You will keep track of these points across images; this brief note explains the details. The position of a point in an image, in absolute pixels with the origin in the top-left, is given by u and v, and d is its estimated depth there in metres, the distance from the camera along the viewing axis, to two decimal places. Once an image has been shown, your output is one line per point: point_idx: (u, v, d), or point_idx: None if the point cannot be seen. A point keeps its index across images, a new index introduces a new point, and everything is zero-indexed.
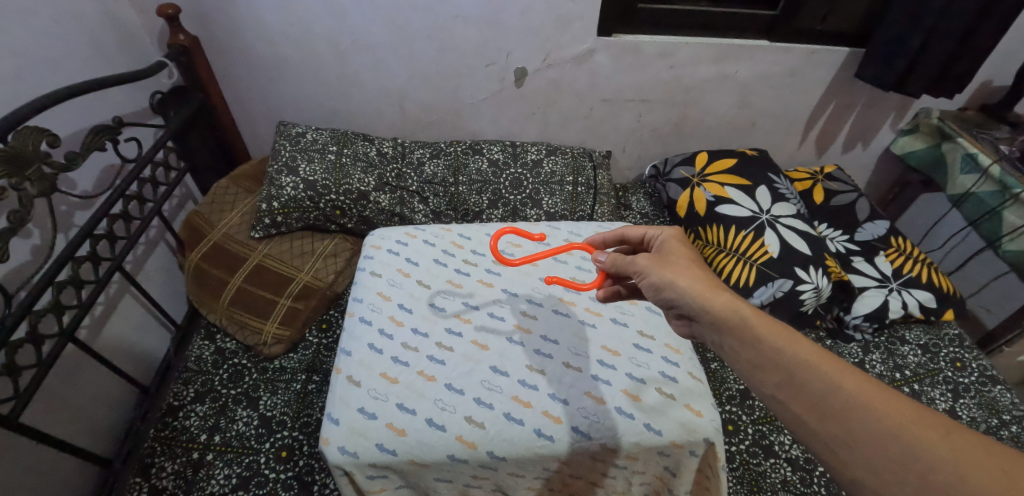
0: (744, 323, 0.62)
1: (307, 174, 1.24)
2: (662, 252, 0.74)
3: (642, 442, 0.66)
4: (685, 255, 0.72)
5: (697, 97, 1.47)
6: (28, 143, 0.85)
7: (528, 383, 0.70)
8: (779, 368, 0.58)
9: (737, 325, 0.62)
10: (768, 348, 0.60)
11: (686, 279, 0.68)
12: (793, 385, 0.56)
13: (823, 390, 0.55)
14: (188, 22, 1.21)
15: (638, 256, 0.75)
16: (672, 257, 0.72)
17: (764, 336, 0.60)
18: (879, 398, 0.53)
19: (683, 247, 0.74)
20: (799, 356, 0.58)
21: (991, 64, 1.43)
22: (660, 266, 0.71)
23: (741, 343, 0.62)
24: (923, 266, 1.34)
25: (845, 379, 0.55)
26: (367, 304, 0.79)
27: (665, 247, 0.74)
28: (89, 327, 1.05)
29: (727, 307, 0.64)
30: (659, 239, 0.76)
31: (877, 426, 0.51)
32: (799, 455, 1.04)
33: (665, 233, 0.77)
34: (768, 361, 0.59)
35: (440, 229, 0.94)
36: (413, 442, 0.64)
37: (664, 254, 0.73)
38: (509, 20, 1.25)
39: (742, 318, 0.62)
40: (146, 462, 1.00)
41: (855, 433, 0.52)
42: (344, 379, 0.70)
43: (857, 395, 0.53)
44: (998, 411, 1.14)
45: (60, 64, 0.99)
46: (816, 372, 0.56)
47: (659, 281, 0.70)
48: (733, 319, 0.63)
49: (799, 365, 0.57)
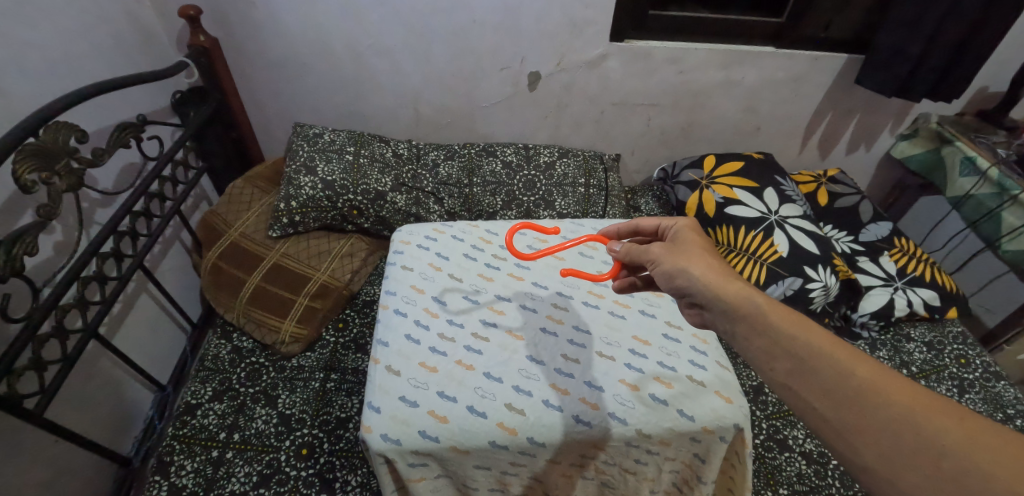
0: (757, 311, 0.61)
1: (325, 174, 1.26)
2: (676, 241, 0.75)
3: (675, 428, 0.68)
4: (699, 244, 0.73)
5: (705, 102, 1.51)
6: (58, 138, 0.86)
7: (564, 371, 0.72)
8: (792, 356, 0.57)
9: (748, 313, 0.62)
10: (780, 336, 0.59)
11: (699, 267, 0.69)
12: (806, 372, 0.55)
13: (834, 378, 0.54)
14: (210, 23, 1.22)
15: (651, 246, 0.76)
16: (684, 246, 0.73)
17: (776, 323, 0.60)
18: (894, 386, 0.52)
19: (697, 236, 0.75)
20: (809, 342, 0.57)
21: (987, 71, 1.49)
22: (672, 255, 0.72)
23: (754, 331, 0.61)
24: (926, 265, 1.38)
25: (857, 367, 0.54)
26: (401, 296, 0.80)
27: (678, 236, 0.75)
28: (108, 324, 1.05)
29: (739, 294, 0.64)
30: (673, 228, 0.77)
31: (890, 413, 0.51)
32: (813, 449, 1.06)
33: (679, 223, 0.78)
34: (781, 348, 0.58)
35: (467, 226, 0.96)
36: (455, 429, 0.65)
37: (677, 243, 0.74)
38: (525, 25, 1.28)
39: (755, 306, 0.62)
40: (165, 460, 1.00)
41: (868, 422, 0.51)
42: (382, 369, 0.70)
43: (871, 383, 0.53)
44: (1002, 406, 1.17)
45: (85, 63, 1.00)
46: (828, 359, 0.55)
47: (674, 269, 0.70)
48: (745, 307, 0.63)
49: (812, 353, 0.56)
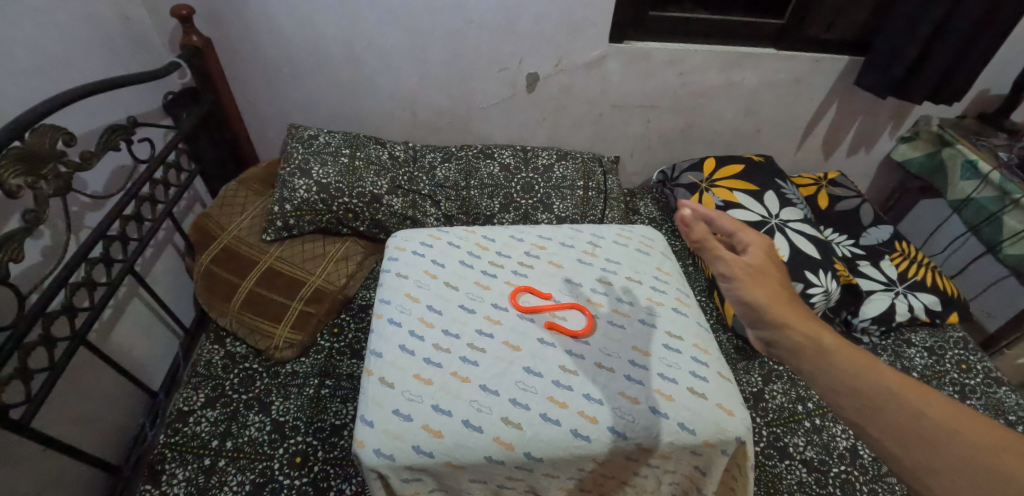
0: (819, 347, 0.56)
1: (320, 177, 1.24)
2: (755, 265, 0.67)
3: (676, 442, 0.66)
4: (773, 273, 0.67)
5: (706, 103, 1.49)
6: (45, 141, 0.84)
7: (562, 383, 0.70)
8: (859, 394, 0.51)
9: (811, 350, 0.57)
10: (842, 373, 0.54)
11: (777, 304, 0.62)
12: (874, 412, 0.50)
13: (906, 419, 0.48)
14: (202, 23, 1.20)
15: (731, 260, 0.68)
16: (761, 273, 0.66)
17: (838, 360, 0.54)
18: (971, 426, 0.46)
19: (773, 264, 0.69)
20: (874, 379, 0.52)
21: (988, 73, 1.48)
22: (750, 281, 0.65)
23: (815, 366, 0.56)
24: (927, 269, 1.38)
25: (929, 406, 0.48)
26: (395, 305, 0.78)
27: (758, 261, 0.68)
28: (98, 330, 1.03)
29: (802, 329, 0.59)
30: (750, 248, 0.70)
31: (976, 460, 0.44)
32: (813, 457, 1.05)
33: (758, 244, 0.70)
34: (843, 384, 0.53)
35: (464, 231, 0.94)
36: (450, 444, 0.64)
37: (757, 270, 0.66)
38: (523, 25, 1.26)
39: (816, 344, 0.57)
40: (156, 469, 0.98)
41: (950, 470, 0.45)
42: (376, 381, 0.69)
43: (948, 425, 0.47)
44: (1004, 412, 1.15)
45: (74, 65, 0.98)
46: (898, 397, 0.50)
47: (749, 300, 0.64)
48: (808, 342, 0.58)
49: (880, 391, 0.51)
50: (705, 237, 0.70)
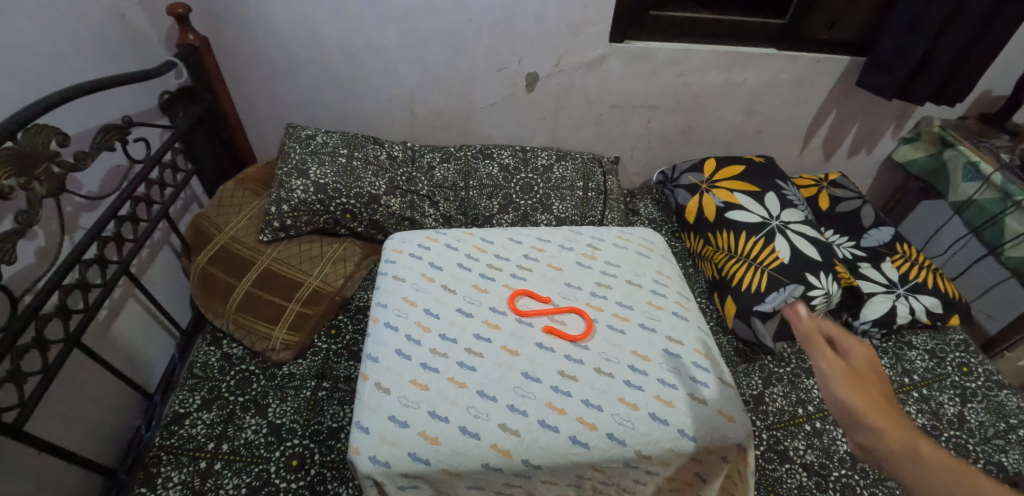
0: (920, 459, 0.54)
1: (317, 177, 1.23)
2: (856, 372, 0.64)
3: (677, 448, 0.66)
4: (877, 383, 0.63)
5: (706, 104, 1.48)
6: (38, 141, 0.83)
7: (561, 389, 0.69)
8: None
9: (909, 460, 0.54)
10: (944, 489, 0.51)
11: (880, 414, 0.58)
12: None
13: None
14: (199, 21, 1.19)
15: (831, 362, 0.64)
16: (863, 381, 0.62)
17: (940, 474, 0.52)
18: None
19: (876, 374, 0.64)
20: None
21: (990, 74, 1.47)
22: (849, 384, 0.62)
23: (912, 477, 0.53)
24: (928, 272, 1.36)
25: None
26: (392, 309, 0.78)
27: (859, 368, 0.64)
28: (93, 331, 1.02)
29: (903, 438, 0.56)
30: (852, 353, 0.66)
31: None
32: (814, 461, 1.04)
33: (862, 351, 0.66)
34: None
35: (462, 233, 0.93)
36: (447, 451, 0.63)
37: (858, 377, 0.63)
38: (523, 25, 1.25)
39: (916, 456, 0.54)
40: (152, 472, 0.97)
41: None
42: (371, 386, 0.68)
43: None
44: (1005, 415, 1.14)
45: (69, 64, 0.97)
46: None
47: (846, 402, 0.60)
48: (907, 451, 0.55)
49: None
50: (809, 334, 0.67)
